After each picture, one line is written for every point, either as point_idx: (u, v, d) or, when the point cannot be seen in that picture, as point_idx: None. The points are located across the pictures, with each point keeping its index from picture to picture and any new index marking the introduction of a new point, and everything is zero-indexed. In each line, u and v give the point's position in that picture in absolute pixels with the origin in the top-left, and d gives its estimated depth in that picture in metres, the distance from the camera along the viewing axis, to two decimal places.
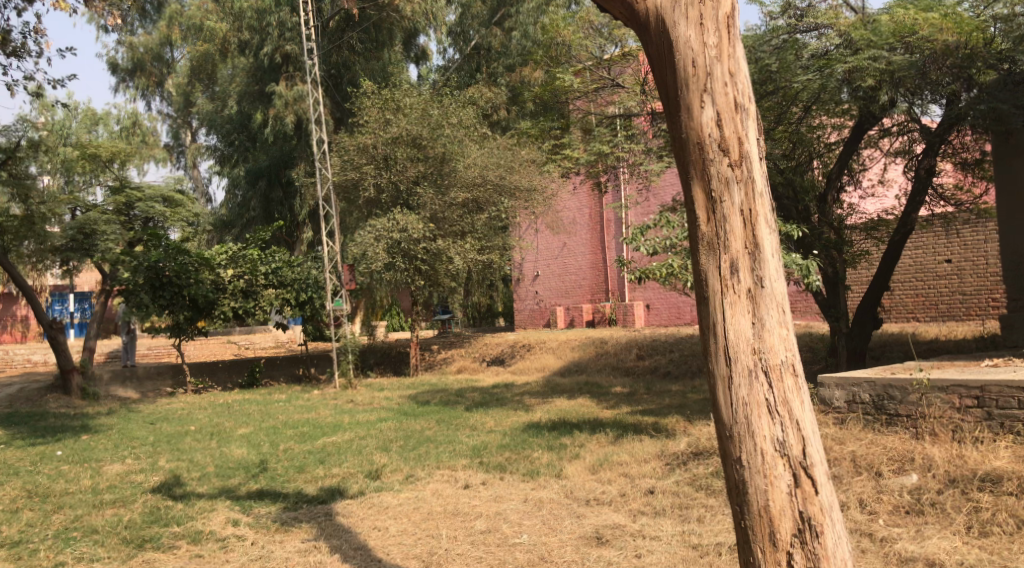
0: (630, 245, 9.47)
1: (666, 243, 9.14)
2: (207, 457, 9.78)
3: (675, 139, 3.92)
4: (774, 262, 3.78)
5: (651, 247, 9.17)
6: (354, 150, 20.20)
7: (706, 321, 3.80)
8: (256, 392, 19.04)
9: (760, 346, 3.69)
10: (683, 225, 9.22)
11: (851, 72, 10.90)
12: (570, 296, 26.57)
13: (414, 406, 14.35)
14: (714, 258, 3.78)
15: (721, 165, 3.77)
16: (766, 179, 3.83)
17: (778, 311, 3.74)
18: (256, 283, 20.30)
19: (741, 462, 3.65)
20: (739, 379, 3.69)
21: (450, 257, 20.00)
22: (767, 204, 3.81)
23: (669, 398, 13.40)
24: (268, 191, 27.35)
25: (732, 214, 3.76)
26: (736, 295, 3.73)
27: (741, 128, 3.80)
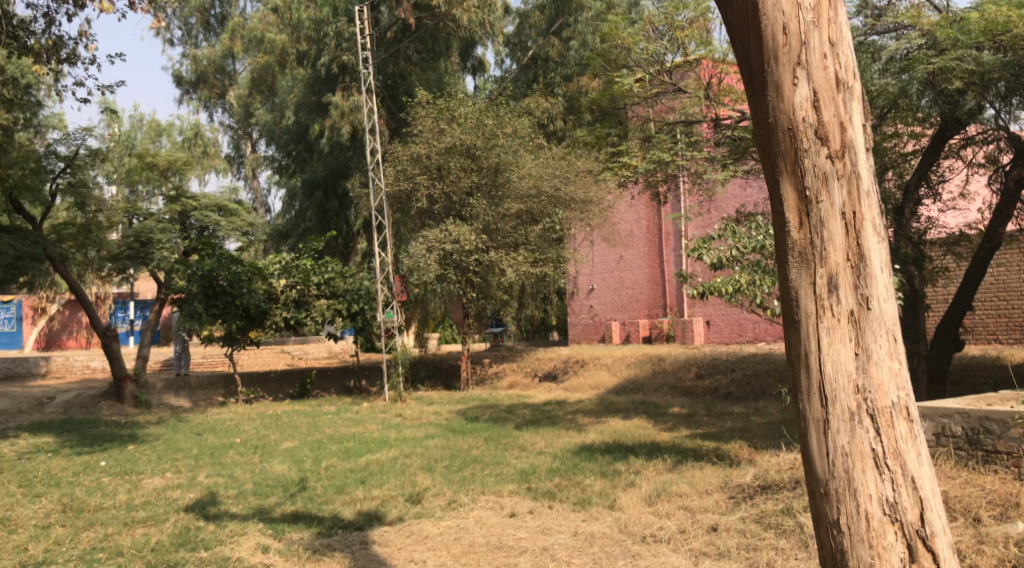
0: (692, 255, 8.91)
1: (732, 254, 8.57)
2: (248, 473, 9.47)
3: (758, 124, 3.39)
4: (881, 280, 3.24)
5: (715, 258, 8.60)
6: (407, 159, 19.94)
7: (798, 349, 3.29)
8: (306, 404, 18.84)
9: (865, 383, 3.16)
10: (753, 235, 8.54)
11: (934, 75, 10.16)
12: (626, 310, 25.93)
13: (463, 422, 13.92)
14: (807, 272, 3.26)
15: (819, 158, 3.24)
16: (871, 177, 3.29)
17: (887, 339, 3.21)
18: (308, 293, 20.13)
19: (841, 526, 3.11)
20: (839, 425, 3.16)
21: (503, 269, 19.56)
22: (873, 207, 3.27)
23: (730, 421, 12.72)
24: (324, 202, 27.72)
25: (832, 218, 3.23)
26: (835, 319, 3.20)
27: (843, 113, 3.26)
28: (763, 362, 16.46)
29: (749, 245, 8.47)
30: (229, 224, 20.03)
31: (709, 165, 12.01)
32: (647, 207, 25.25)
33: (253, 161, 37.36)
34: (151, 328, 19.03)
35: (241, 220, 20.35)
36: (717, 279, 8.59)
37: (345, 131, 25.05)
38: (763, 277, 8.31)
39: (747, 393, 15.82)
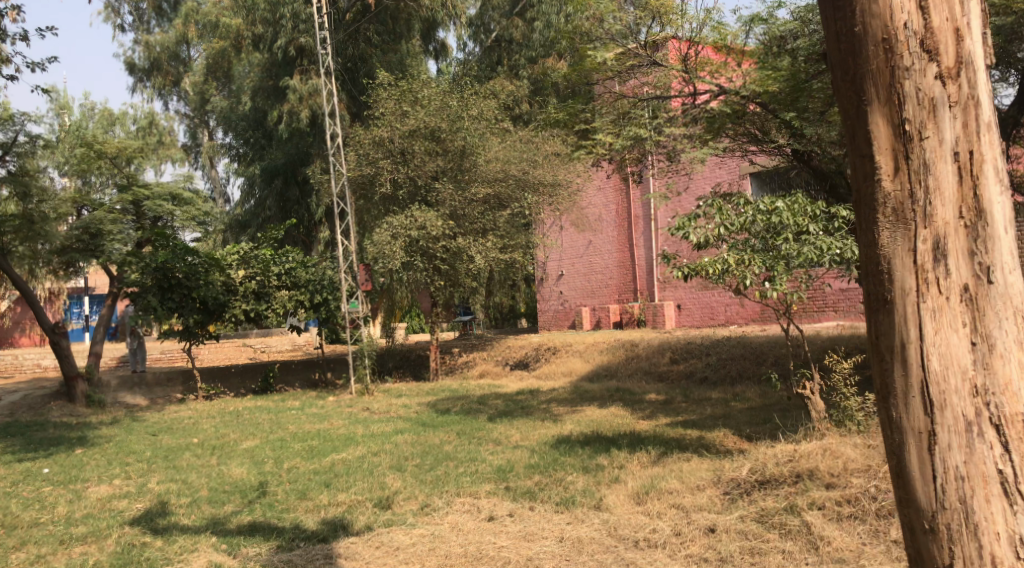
0: (675, 234, 8.38)
1: (719, 231, 8.05)
2: (204, 477, 8.84)
3: (842, 35, 3.22)
4: (1004, 253, 3.03)
5: (702, 237, 8.08)
6: (369, 144, 19.24)
7: (898, 329, 3.10)
8: (269, 399, 18.11)
9: (982, 375, 2.98)
10: (738, 213, 8.07)
11: None
12: (596, 296, 25.48)
13: (433, 415, 13.35)
14: (906, 234, 3.09)
15: (927, 87, 3.06)
16: (987, 121, 3.09)
17: (1009, 320, 3.01)
18: (268, 284, 19.40)
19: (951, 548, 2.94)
20: (949, 432, 2.98)
21: (471, 255, 18.95)
22: (989, 162, 3.07)
23: (711, 407, 12.27)
24: (284, 190, 26.77)
25: (939, 163, 3.05)
26: (944, 299, 3.02)
27: (957, 33, 3.08)
28: (740, 345, 16.08)
29: (737, 222, 7.97)
30: (184, 214, 19.29)
31: (683, 141, 11.55)
32: (616, 191, 24.79)
33: (210, 150, 36.28)
34: (104, 324, 18.16)
35: (196, 209, 19.62)
36: (703, 259, 8.07)
37: (304, 115, 24.29)
38: (752, 257, 7.83)
39: (724, 377, 15.42)
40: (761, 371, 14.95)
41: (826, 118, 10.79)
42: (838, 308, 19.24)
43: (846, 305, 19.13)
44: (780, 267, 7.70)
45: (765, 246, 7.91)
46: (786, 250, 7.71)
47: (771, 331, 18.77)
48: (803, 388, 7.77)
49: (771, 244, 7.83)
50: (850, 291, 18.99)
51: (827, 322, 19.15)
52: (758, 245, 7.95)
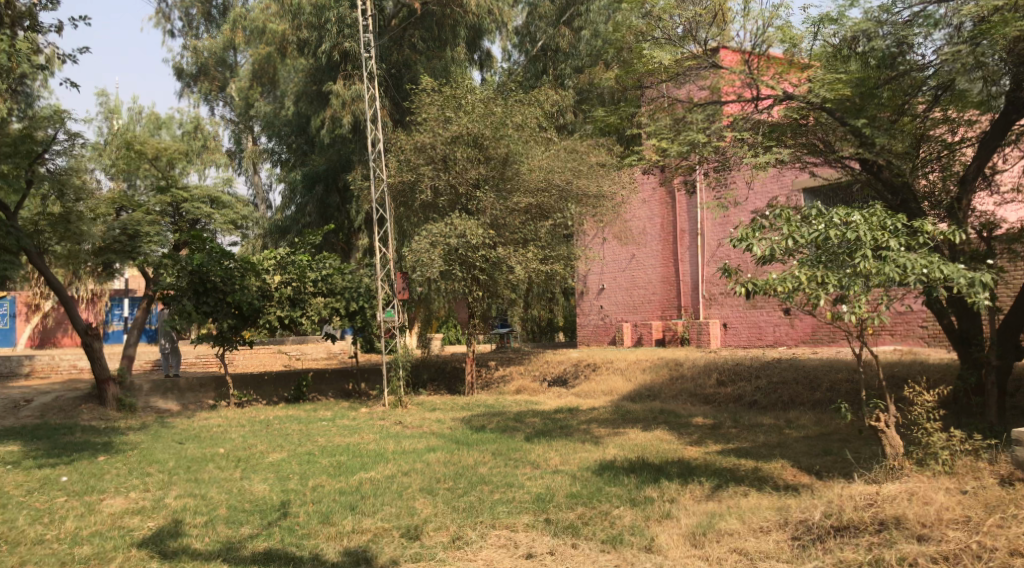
0: (738, 246, 7.77)
1: (787, 245, 7.44)
2: (224, 493, 8.35)
3: None
4: None
5: (768, 251, 7.46)
6: (411, 150, 18.78)
7: None
8: (300, 408, 17.66)
9: None
10: (806, 225, 7.49)
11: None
12: (638, 311, 24.74)
13: (467, 432, 12.76)
14: None
15: None
16: None
17: None
18: (303, 291, 18.91)
19: None
20: None
21: (511, 266, 18.39)
22: None
23: (763, 435, 11.49)
24: (324, 196, 26.59)
25: None
26: None
27: None
28: (792, 368, 15.26)
29: (808, 237, 7.34)
30: (223, 217, 19.01)
31: (747, 148, 10.74)
32: (661, 204, 24.09)
33: (252, 154, 36.23)
34: (137, 327, 17.87)
35: (235, 212, 19.36)
36: (771, 275, 7.41)
37: (345, 121, 24.05)
38: (827, 274, 7.17)
39: (775, 402, 14.62)
40: (815, 397, 14.13)
41: (899, 130, 10.09)
42: (894, 332, 18.32)
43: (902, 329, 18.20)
44: (857, 287, 7.09)
45: (837, 263, 7.26)
46: (865, 269, 7.04)
47: (824, 353, 17.90)
48: (876, 421, 7.04)
49: (845, 261, 7.24)
50: (907, 315, 18.06)
51: (882, 346, 18.22)
52: (832, 261, 7.28)
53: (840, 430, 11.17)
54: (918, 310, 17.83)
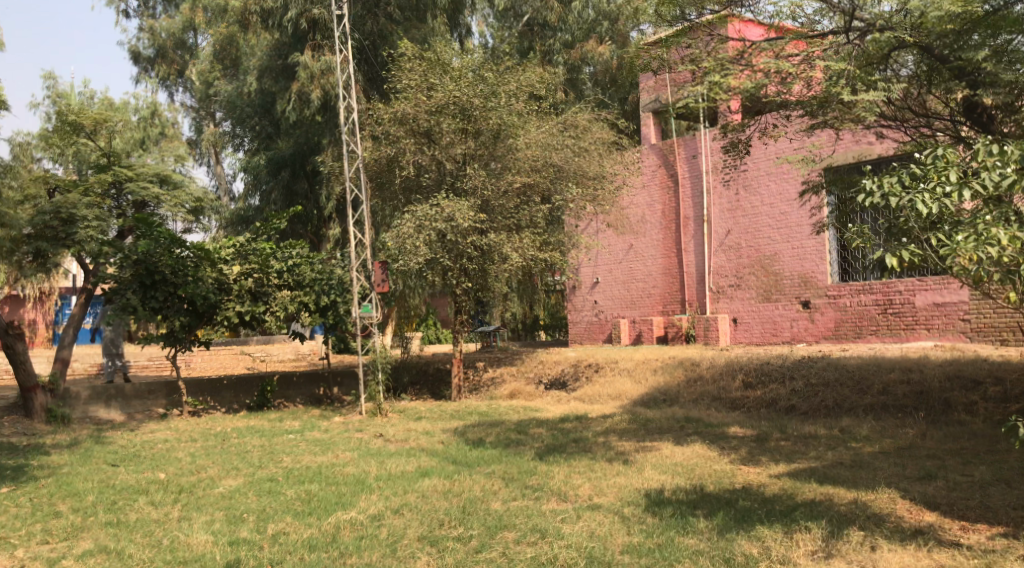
0: (881, 202, 6.10)
1: (960, 197, 5.86)
2: (150, 548, 6.18)
3: None
4: None
5: (935, 207, 5.81)
6: (390, 120, 16.48)
7: None
8: (264, 418, 15.39)
9: None
10: (990, 160, 5.93)
11: None
12: (636, 307, 22.80)
13: (464, 448, 10.60)
14: None
15: None
16: None
17: None
18: (267, 283, 16.55)
19: None
20: None
21: (505, 253, 16.23)
22: None
23: (828, 450, 9.49)
24: (291, 183, 24.33)
25: None
26: None
27: None
28: (834, 368, 13.32)
29: (992, 186, 5.78)
30: (172, 198, 16.64)
31: (829, 84, 8.48)
32: (662, 189, 22.17)
33: (213, 141, 33.60)
34: (73, 326, 15.46)
35: (186, 193, 17.00)
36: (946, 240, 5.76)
37: (315, 96, 21.80)
38: None
39: (818, 408, 12.65)
40: (866, 402, 12.21)
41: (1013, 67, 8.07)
42: (930, 326, 16.72)
43: (941, 324, 16.60)
44: None
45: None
46: None
47: (859, 350, 15.98)
48: None
49: None
50: (947, 307, 16.46)
51: (918, 342, 16.62)
52: (1016, 216, 5.80)
53: (923, 445, 9.22)
54: (958, 301, 16.22)
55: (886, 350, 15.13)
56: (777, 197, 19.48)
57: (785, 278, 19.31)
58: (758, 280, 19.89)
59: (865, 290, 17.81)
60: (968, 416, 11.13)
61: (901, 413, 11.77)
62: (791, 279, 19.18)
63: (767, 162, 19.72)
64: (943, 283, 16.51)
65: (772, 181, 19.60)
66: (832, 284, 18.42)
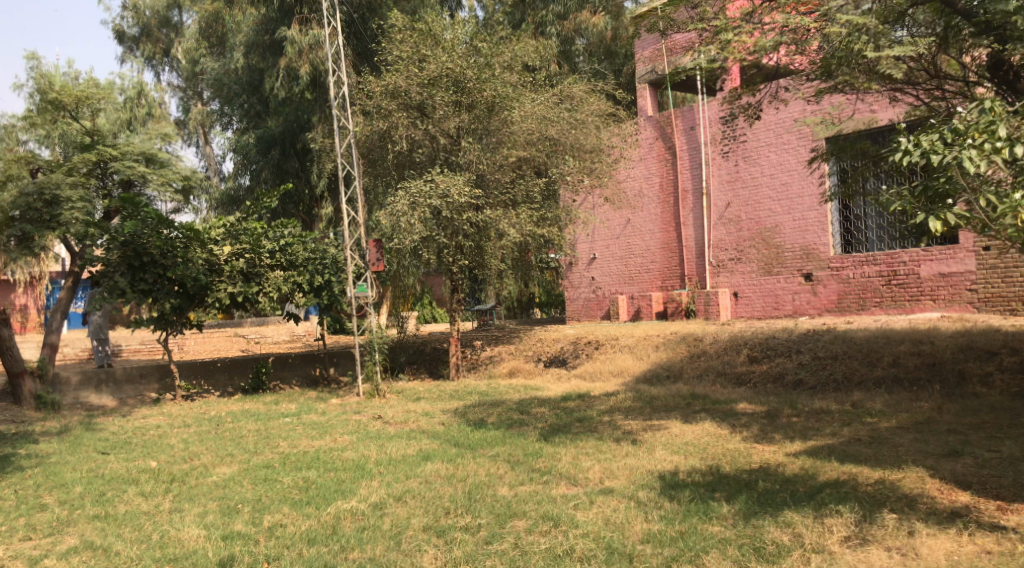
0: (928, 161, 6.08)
1: (1010, 153, 5.87)
2: (139, 544, 5.86)
3: None
4: None
5: (984, 163, 5.83)
6: (382, 93, 16.00)
7: None
8: (259, 401, 15.02)
9: None
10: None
11: None
12: (635, 282, 22.42)
13: (466, 430, 10.28)
14: None
15: None
16: None
17: None
18: (259, 263, 16.07)
19: None
20: None
21: (502, 229, 15.82)
22: None
23: (844, 426, 9.18)
24: (281, 162, 23.85)
25: None
26: None
27: None
28: (842, 340, 13.02)
29: None
30: (158, 176, 16.26)
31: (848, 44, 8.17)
32: (660, 162, 21.73)
33: (200, 122, 32.90)
34: (61, 310, 15.01)
35: (173, 171, 16.55)
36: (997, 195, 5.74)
37: (303, 71, 21.29)
38: None
39: (827, 382, 12.35)
40: (875, 374, 11.92)
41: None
42: (937, 297, 16.43)
43: (947, 294, 16.32)
44: None
45: None
46: None
47: (865, 322, 15.66)
48: None
49: None
50: (953, 277, 16.18)
51: (924, 313, 16.35)
52: None
53: (941, 420, 8.93)
54: (965, 271, 15.94)
55: (893, 322, 14.83)
56: (777, 168, 19.12)
57: (787, 250, 18.96)
58: (759, 253, 19.54)
59: (870, 262, 17.48)
60: (982, 388, 10.85)
61: (912, 386, 11.49)
62: (793, 252, 18.85)
63: (767, 132, 19.33)
64: (949, 253, 16.22)
65: (772, 152, 19.24)
66: (835, 255, 18.09)
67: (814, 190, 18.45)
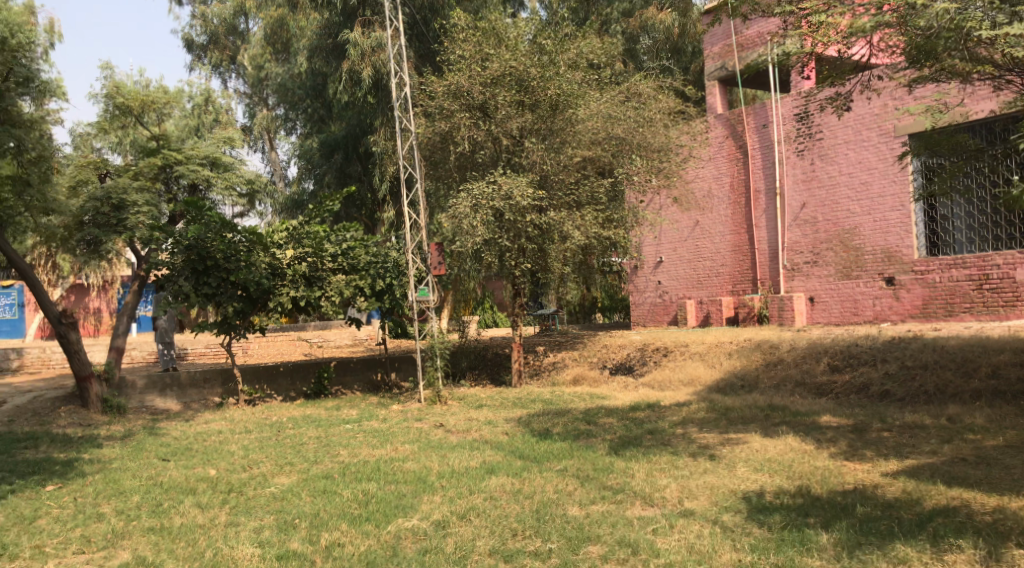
0: None
1: None
2: (191, 561, 5.58)
3: None
4: None
5: None
6: (444, 93, 15.67)
7: None
8: (321, 406, 14.82)
9: None
10: None
11: None
12: (704, 287, 21.71)
13: (530, 441, 9.83)
14: None
15: None
16: None
17: None
18: (321, 267, 15.85)
19: None
20: None
21: (567, 231, 15.34)
22: None
23: (942, 443, 8.48)
24: (345, 165, 23.79)
25: None
26: None
27: None
28: (932, 349, 12.21)
29: None
30: (223, 180, 16.21)
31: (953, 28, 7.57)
32: (731, 161, 20.99)
33: (266, 127, 33.16)
34: (127, 314, 15.04)
35: (237, 175, 16.50)
36: None
37: (365, 74, 21.07)
38: None
39: (917, 394, 11.58)
40: (970, 386, 11.12)
41: None
42: None
43: None
44: None
45: None
46: None
47: (954, 329, 14.73)
48: None
49: None
50: None
51: (1019, 320, 15.35)
52: None
53: None
54: None
55: (986, 330, 13.91)
56: (856, 167, 18.26)
57: (867, 253, 18.08)
58: (836, 256, 18.69)
59: (958, 265, 16.51)
60: None
61: (1013, 399, 10.66)
62: (873, 254, 17.96)
63: (845, 129, 18.48)
64: None
65: (850, 149, 18.37)
66: (920, 258, 17.17)
67: (895, 189, 17.55)
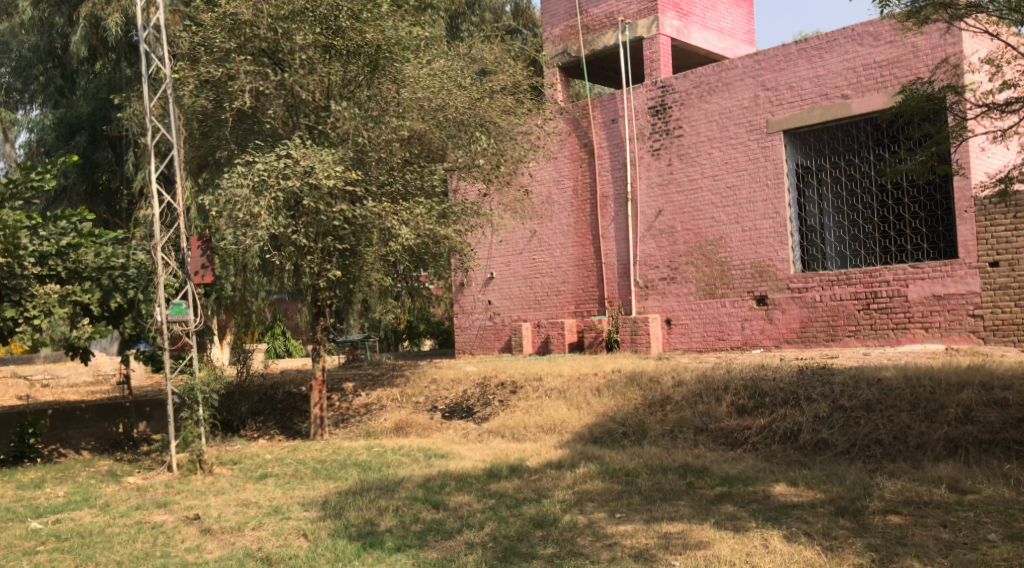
0: None
1: None
2: None
3: None
4: None
5: None
6: (215, 26, 11.23)
7: None
8: (12, 481, 9.82)
9: None
10: None
11: None
12: (543, 307, 18.41)
13: (352, 559, 5.80)
14: None
15: None
16: None
17: None
18: (20, 273, 10.59)
19: None
20: None
21: (388, 228, 11.30)
22: None
23: (1014, 541, 5.37)
24: (89, 151, 18.44)
25: None
26: None
27: None
28: (870, 382, 9.36)
29: None
30: None
31: None
32: (575, 162, 17.91)
33: (2, 129, 27.14)
34: None
35: None
36: None
37: (114, 21, 16.64)
38: None
39: (866, 446, 8.64)
40: (942, 434, 8.31)
41: None
42: (929, 326, 13.12)
43: (942, 321, 12.99)
44: None
45: None
46: None
47: (859, 357, 12.16)
48: None
49: None
50: (950, 300, 12.87)
51: (915, 345, 13.00)
52: None
53: None
54: (966, 292, 12.62)
55: (903, 357, 11.40)
56: (720, 168, 15.66)
57: (733, 268, 15.45)
58: (697, 271, 15.97)
59: (841, 281, 14.04)
60: None
61: (1007, 454, 7.91)
62: (741, 269, 15.35)
63: (707, 124, 15.83)
64: (945, 269, 12.86)
65: (714, 148, 15.75)
66: (797, 274, 14.64)
67: (767, 193, 15.00)
